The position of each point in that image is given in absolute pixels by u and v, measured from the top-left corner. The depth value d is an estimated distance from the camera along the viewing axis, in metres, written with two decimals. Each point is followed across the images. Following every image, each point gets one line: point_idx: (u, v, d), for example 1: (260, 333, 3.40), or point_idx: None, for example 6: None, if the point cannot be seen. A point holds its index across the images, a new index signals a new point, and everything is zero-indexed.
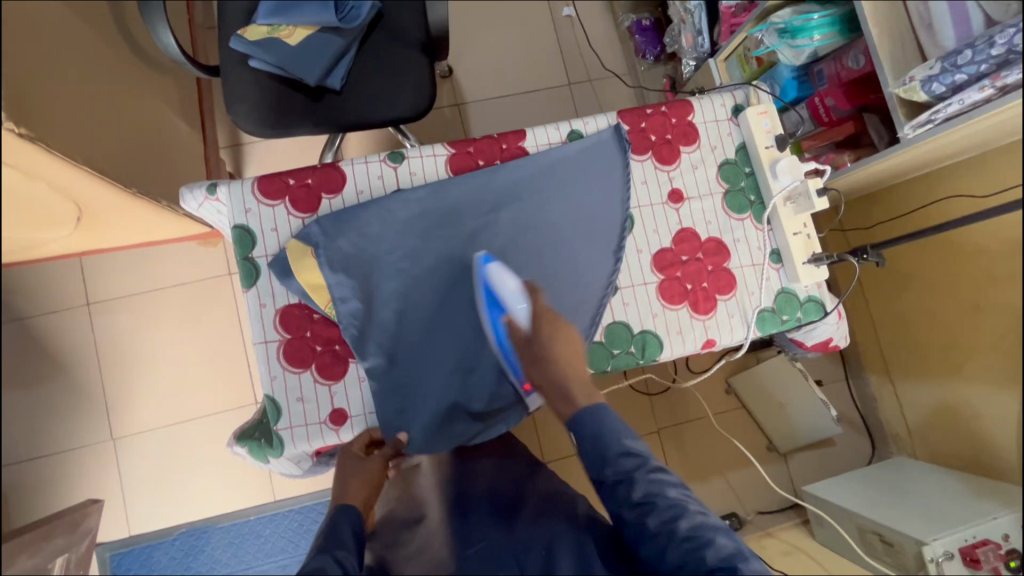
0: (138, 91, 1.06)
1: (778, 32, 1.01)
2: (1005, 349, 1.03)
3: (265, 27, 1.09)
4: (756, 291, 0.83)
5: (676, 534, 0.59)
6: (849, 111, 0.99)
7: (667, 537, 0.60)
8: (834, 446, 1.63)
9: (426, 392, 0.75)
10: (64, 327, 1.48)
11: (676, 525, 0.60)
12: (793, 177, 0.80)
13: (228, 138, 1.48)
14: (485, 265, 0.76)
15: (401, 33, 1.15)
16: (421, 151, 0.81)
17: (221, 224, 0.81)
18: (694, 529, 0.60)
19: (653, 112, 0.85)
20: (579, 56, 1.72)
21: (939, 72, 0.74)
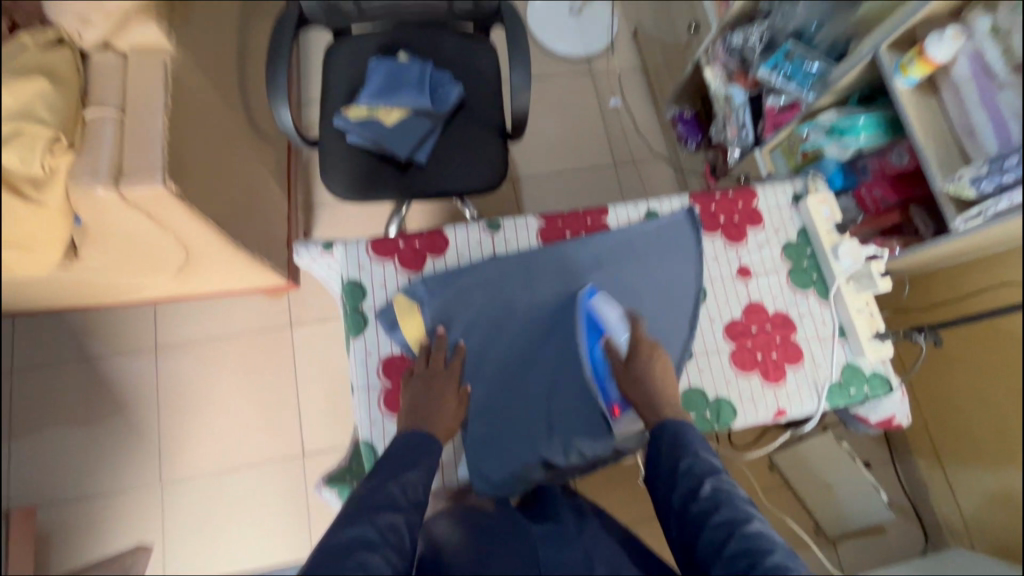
0: (251, 158, 1.19)
1: (824, 131, 1.13)
2: None
3: (366, 107, 1.22)
4: (823, 364, 0.88)
5: (755, 565, 0.57)
6: (895, 201, 1.09)
7: (745, 565, 0.58)
8: (886, 535, 1.57)
9: (511, 442, 0.79)
10: (130, 369, 1.54)
11: (758, 557, 0.58)
12: (855, 260, 0.87)
13: (304, 199, 1.61)
14: (590, 298, 0.82)
15: (480, 118, 1.29)
16: (515, 222, 0.90)
17: (330, 277, 0.89)
18: (778, 566, 0.56)
19: (722, 197, 0.94)
20: (624, 140, 1.88)
21: (986, 172, 0.82)
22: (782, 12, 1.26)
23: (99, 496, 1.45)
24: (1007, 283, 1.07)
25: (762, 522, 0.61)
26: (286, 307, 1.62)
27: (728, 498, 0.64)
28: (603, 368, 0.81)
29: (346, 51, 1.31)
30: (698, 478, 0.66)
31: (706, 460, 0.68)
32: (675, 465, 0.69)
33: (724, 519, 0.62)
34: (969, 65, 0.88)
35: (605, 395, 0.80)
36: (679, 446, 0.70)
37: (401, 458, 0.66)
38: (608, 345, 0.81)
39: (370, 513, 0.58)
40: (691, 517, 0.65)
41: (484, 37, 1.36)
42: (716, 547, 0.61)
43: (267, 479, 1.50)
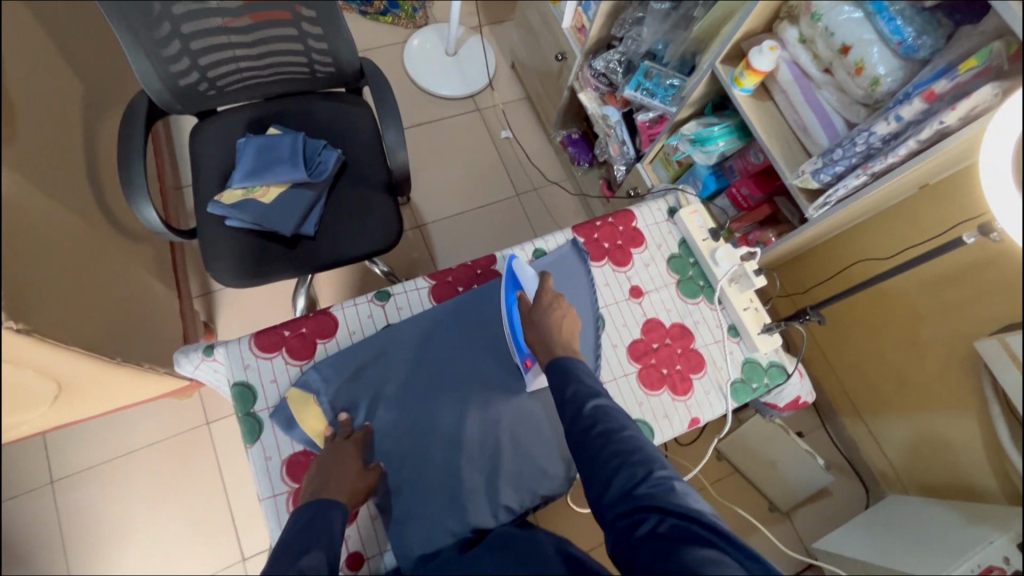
0: (120, 262, 1.11)
1: (689, 141, 1.21)
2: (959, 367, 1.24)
3: (241, 189, 1.17)
4: (724, 365, 0.92)
5: (628, 464, 0.60)
6: (764, 196, 1.17)
7: (619, 464, 0.60)
8: (830, 496, 1.65)
9: (427, 514, 0.76)
10: (26, 513, 1.37)
11: (629, 456, 0.60)
12: (732, 262, 0.93)
13: (199, 288, 1.53)
14: (512, 261, 0.84)
15: (365, 179, 1.28)
16: (404, 287, 0.88)
17: (218, 381, 0.84)
18: (647, 460, 0.60)
19: (603, 224, 0.98)
20: (521, 169, 1.92)
21: (822, 165, 0.89)
22: (633, 36, 1.33)
23: None
24: (872, 255, 1.18)
25: (637, 428, 0.64)
26: (198, 405, 1.50)
27: (607, 412, 0.64)
28: (518, 327, 0.80)
29: (213, 133, 1.26)
30: (580, 399, 0.66)
31: (589, 385, 0.68)
32: (562, 392, 0.68)
33: (603, 430, 0.63)
34: (789, 70, 0.96)
35: (518, 349, 0.80)
36: (566, 376, 0.69)
37: (293, 545, 0.61)
38: (523, 298, 0.80)
39: None
40: (572, 432, 0.64)
41: (356, 98, 1.35)
42: (592, 453, 0.62)
43: None
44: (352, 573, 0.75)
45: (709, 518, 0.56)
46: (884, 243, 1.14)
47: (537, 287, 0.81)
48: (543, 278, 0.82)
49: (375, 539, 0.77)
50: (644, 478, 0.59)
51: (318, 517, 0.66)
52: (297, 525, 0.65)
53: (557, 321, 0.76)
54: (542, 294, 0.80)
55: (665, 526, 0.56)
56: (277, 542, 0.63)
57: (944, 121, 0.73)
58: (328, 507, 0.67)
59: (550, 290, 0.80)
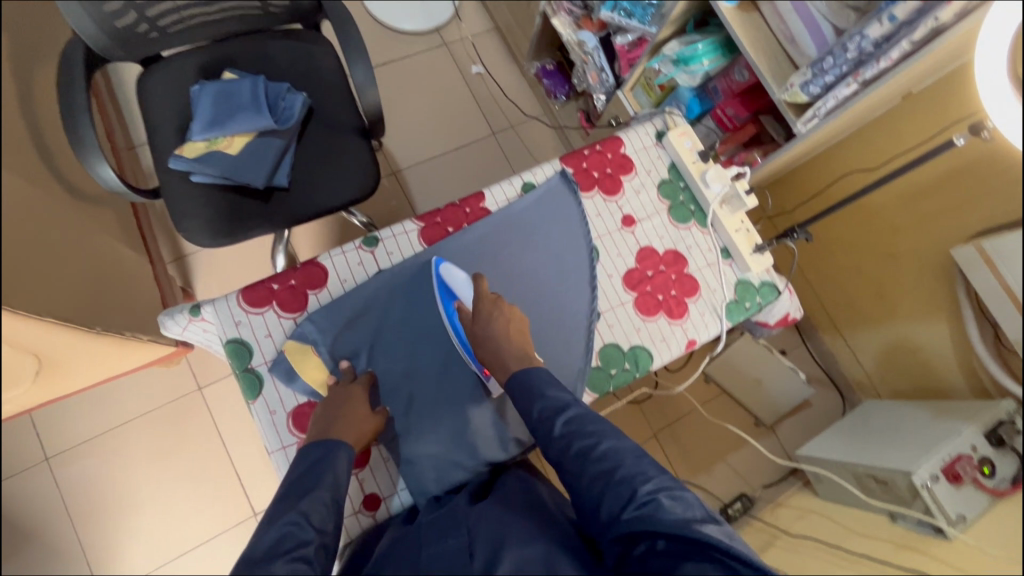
0: (83, 227, 1.04)
1: (672, 62, 1.16)
2: (931, 276, 1.29)
3: (203, 142, 1.10)
4: (718, 287, 0.93)
5: (612, 484, 0.60)
6: (748, 116, 1.14)
7: (603, 486, 0.60)
8: (811, 407, 1.74)
9: (436, 452, 0.77)
10: (26, 490, 1.36)
11: (611, 476, 0.60)
12: (723, 183, 0.92)
13: (171, 252, 1.47)
14: (439, 265, 0.80)
15: (336, 122, 1.20)
16: (392, 231, 0.85)
17: (210, 341, 0.81)
18: (628, 476, 0.60)
19: (591, 152, 0.95)
20: (496, 106, 1.84)
21: (811, 77, 0.86)
22: None
23: None
24: (856, 169, 1.19)
25: (613, 440, 0.63)
26: (187, 371, 1.47)
27: (580, 427, 0.64)
28: (464, 336, 0.78)
29: (161, 82, 1.16)
30: (550, 417, 0.66)
31: (555, 398, 0.67)
32: (529, 413, 0.67)
33: (579, 449, 0.63)
34: None
35: (472, 359, 0.77)
36: (529, 394, 0.68)
37: (298, 485, 0.64)
38: (462, 309, 0.78)
39: (261, 566, 0.55)
40: (550, 455, 0.65)
41: (316, 35, 1.25)
42: (574, 477, 0.62)
43: (224, 550, 1.40)
44: (372, 515, 0.77)
45: (699, 526, 0.55)
46: (868, 156, 1.15)
47: (473, 293, 0.77)
48: (476, 282, 0.78)
49: (390, 481, 0.78)
50: (629, 499, 0.58)
51: (322, 460, 0.67)
52: (303, 465, 0.67)
53: (506, 327, 0.74)
54: (479, 298, 0.76)
55: (661, 543, 0.56)
56: (283, 482, 0.66)
57: (939, 16, 0.71)
58: (336, 447, 0.68)
59: (487, 294, 0.76)
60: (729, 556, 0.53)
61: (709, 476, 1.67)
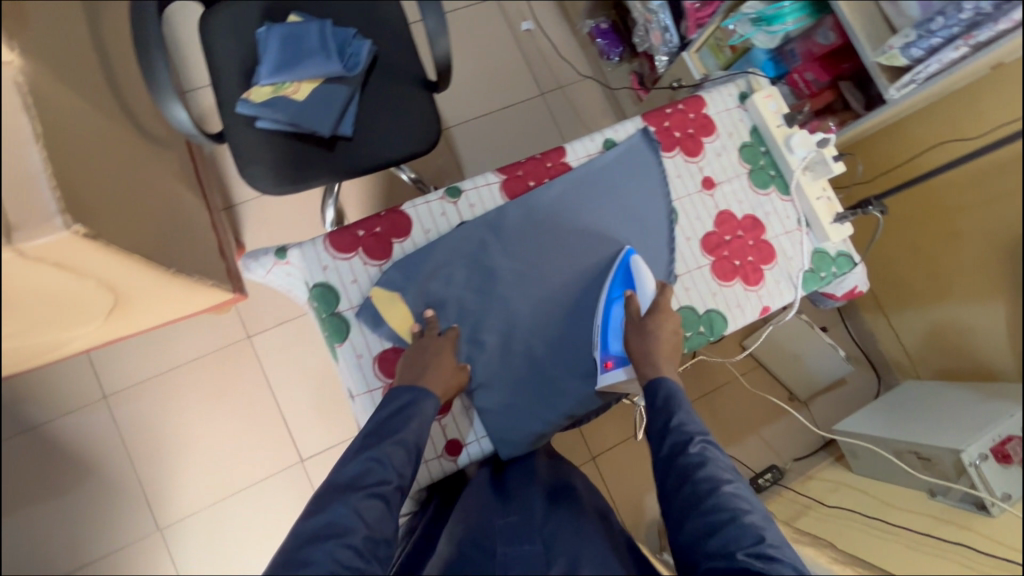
0: (152, 170, 1.04)
1: (752, 21, 1.10)
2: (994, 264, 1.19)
3: (269, 86, 1.08)
4: (795, 256, 0.92)
5: (736, 522, 0.58)
6: (827, 81, 1.10)
7: (726, 521, 0.59)
8: (847, 385, 1.75)
9: (519, 404, 0.79)
10: (85, 427, 1.41)
11: (737, 514, 0.59)
12: (807, 149, 0.89)
13: (222, 201, 1.47)
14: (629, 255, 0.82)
15: (398, 71, 1.18)
16: (475, 183, 0.85)
17: (292, 286, 0.82)
18: (756, 525, 0.58)
19: (673, 111, 0.93)
20: (545, 64, 1.79)
21: (915, 39, 0.83)
22: None
23: (95, 562, 1.36)
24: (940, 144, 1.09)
25: (744, 488, 0.62)
26: (236, 319, 1.50)
27: (713, 457, 0.65)
28: (613, 326, 0.81)
29: (225, 22, 1.13)
30: (688, 433, 0.67)
31: (697, 421, 0.68)
32: (665, 419, 0.69)
33: (709, 475, 0.63)
34: None
35: (606, 347, 0.79)
36: (670, 402, 0.70)
37: (385, 426, 0.67)
38: (630, 300, 0.80)
39: (343, 494, 0.59)
40: (674, 467, 0.65)
41: None
42: (695, 497, 0.62)
43: (272, 493, 1.45)
44: (454, 460, 0.79)
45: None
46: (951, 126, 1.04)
47: (653, 296, 0.79)
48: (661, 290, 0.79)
49: (470, 427, 0.80)
50: (752, 544, 0.56)
51: (408, 406, 0.69)
52: (391, 407, 0.69)
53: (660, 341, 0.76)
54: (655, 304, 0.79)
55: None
56: (372, 420, 0.69)
57: None
58: (423, 395, 0.70)
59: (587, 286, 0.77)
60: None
61: (741, 448, 1.69)
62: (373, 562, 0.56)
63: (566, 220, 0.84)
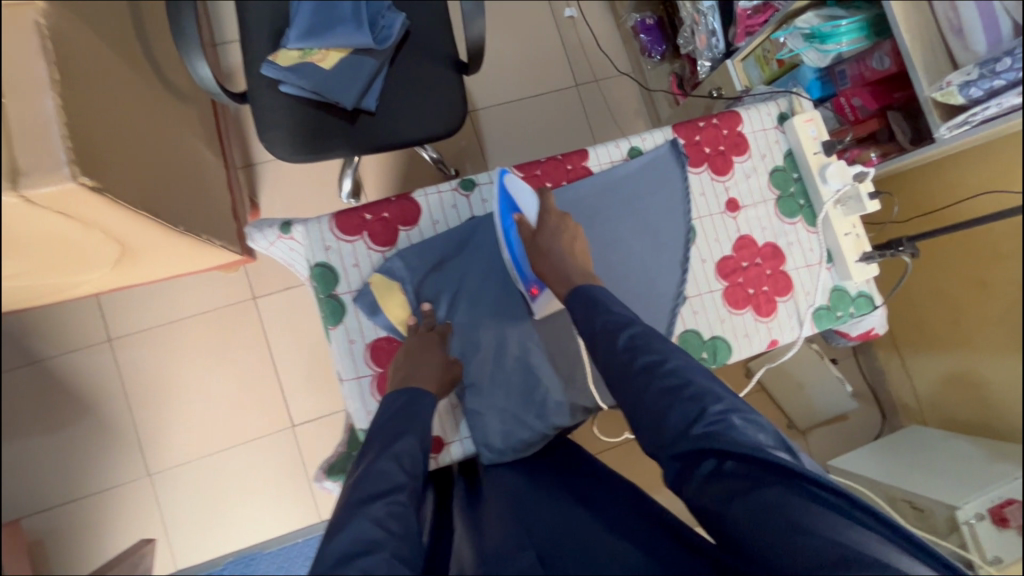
0: (171, 124, 1.03)
1: (804, 37, 1.04)
2: None
3: (297, 51, 1.06)
4: (812, 291, 0.88)
5: (677, 400, 0.57)
6: (875, 109, 1.04)
7: (670, 402, 0.57)
8: (851, 421, 1.70)
9: (501, 408, 0.78)
10: (88, 365, 1.44)
11: (680, 390, 0.57)
12: (843, 180, 0.85)
13: (242, 159, 1.47)
14: (504, 176, 0.77)
15: (430, 49, 1.14)
16: (490, 177, 0.82)
17: (294, 261, 0.81)
18: (697, 394, 0.57)
19: (706, 125, 0.88)
20: (584, 55, 1.74)
21: (976, 78, 0.78)
22: None
23: (86, 497, 1.40)
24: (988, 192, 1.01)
25: (681, 360, 0.61)
26: (244, 278, 1.50)
27: (645, 342, 0.63)
28: (519, 251, 0.76)
29: None
30: (614, 329, 0.65)
31: (621, 314, 0.66)
32: (592, 324, 0.67)
33: (645, 363, 0.61)
34: None
35: (523, 276, 0.77)
36: (592, 306, 0.68)
37: (389, 430, 0.62)
38: (523, 222, 0.76)
39: (360, 507, 0.52)
40: (612, 368, 0.63)
41: None
42: (638, 390, 0.60)
43: (261, 454, 1.47)
44: (435, 457, 0.79)
45: (772, 452, 0.52)
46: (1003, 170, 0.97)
47: (541, 209, 0.78)
48: (545, 198, 0.79)
49: (455, 426, 0.79)
50: (699, 416, 0.55)
51: (409, 406, 0.65)
52: (389, 412, 0.64)
53: None
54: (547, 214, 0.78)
55: (730, 466, 0.53)
56: (371, 430, 0.63)
57: None
58: (421, 393, 0.67)
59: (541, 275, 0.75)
60: (806, 480, 0.50)
61: None
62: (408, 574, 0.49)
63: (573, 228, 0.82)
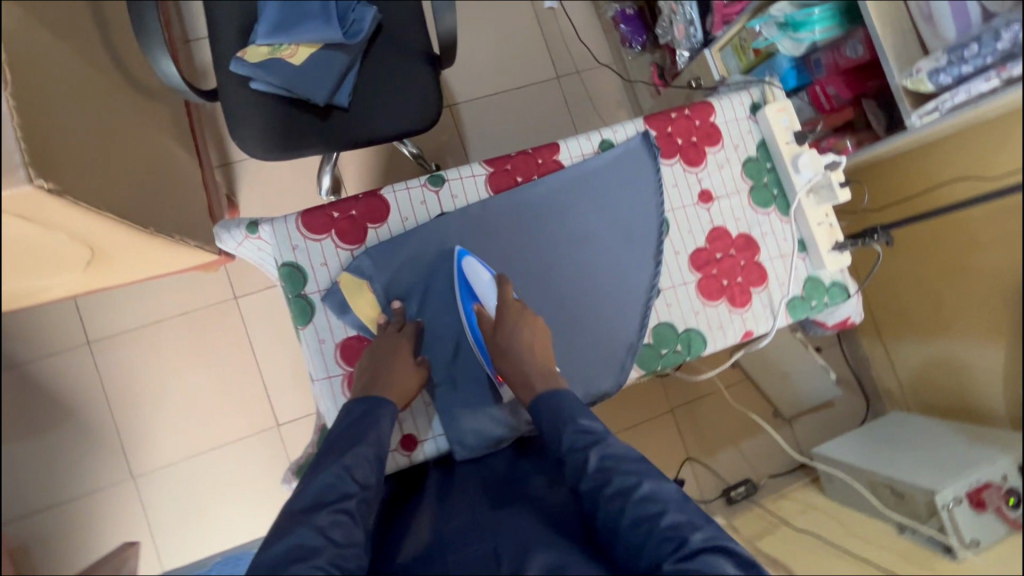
0: (138, 124, 1.01)
1: (778, 25, 1.03)
2: (997, 307, 1.13)
3: (266, 47, 1.05)
4: (786, 281, 0.88)
5: (655, 531, 0.55)
6: (849, 98, 1.05)
7: (646, 534, 0.56)
8: (835, 408, 1.72)
9: (472, 404, 0.78)
10: (68, 369, 1.42)
11: (655, 521, 0.56)
12: (815, 171, 0.84)
13: (218, 157, 1.45)
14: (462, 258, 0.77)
15: (403, 42, 1.13)
16: (460, 173, 0.82)
17: (262, 260, 0.81)
18: (674, 524, 0.55)
19: (678, 116, 0.88)
20: (564, 46, 1.72)
21: (945, 64, 0.78)
22: None
23: (69, 501, 1.39)
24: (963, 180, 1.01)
25: (653, 481, 0.59)
26: (225, 278, 1.49)
27: (615, 463, 0.61)
28: (480, 338, 0.76)
29: None
30: (582, 448, 0.63)
31: (588, 427, 0.64)
32: (559, 438, 0.65)
33: (618, 488, 0.59)
34: None
35: (486, 361, 0.76)
36: (557, 419, 0.66)
37: (345, 438, 0.64)
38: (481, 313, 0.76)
39: (304, 516, 0.55)
40: (584, 492, 0.61)
41: None
42: (613, 521, 0.58)
43: (246, 453, 1.46)
44: (407, 455, 0.78)
45: None
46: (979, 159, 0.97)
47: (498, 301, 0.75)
48: (501, 287, 0.75)
49: (428, 423, 0.79)
50: (677, 547, 0.54)
51: (363, 419, 0.67)
52: (347, 420, 0.67)
53: (534, 345, 0.73)
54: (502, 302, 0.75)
55: None
56: (327, 437, 0.66)
57: None
58: (379, 406, 0.68)
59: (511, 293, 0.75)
60: None
61: (718, 458, 1.68)
62: None
63: (545, 222, 0.81)
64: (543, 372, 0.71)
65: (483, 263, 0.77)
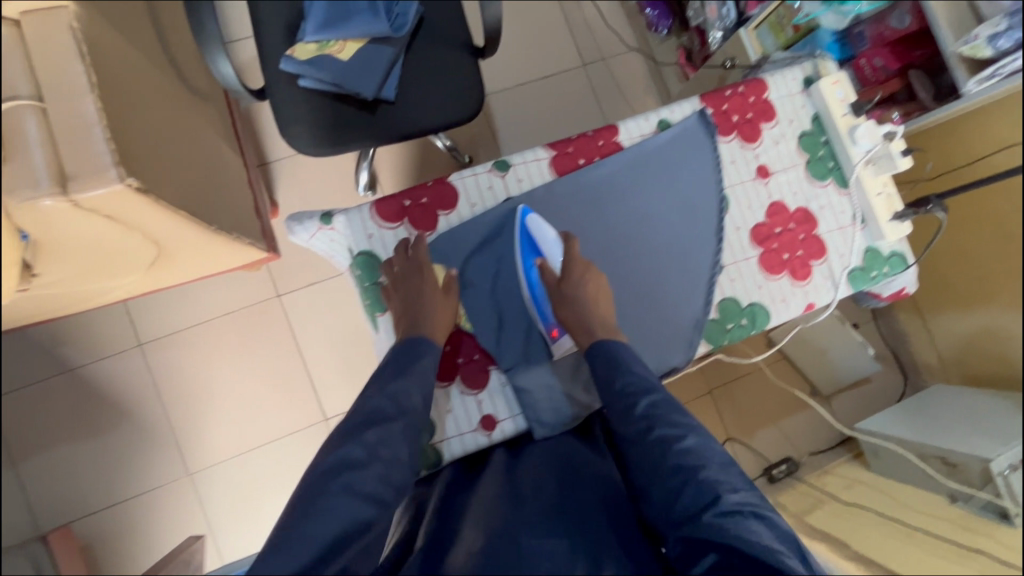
0: (194, 124, 1.03)
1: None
2: None
3: (314, 43, 1.07)
4: (846, 252, 0.89)
5: (692, 482, 0.57)
6: (896, 69, 1.04)
7: (682, 484, 0.58)
8: (873, 383, 1.73)
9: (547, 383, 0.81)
10: (121, 371, 1.46)
11: (694, 473, 0.58)
12: (873, 141, 0.84)
13: (257, 157, 1.47)
14: (526, 216, 0.80)
15: (445, 33, 1.14)
16: (524, 157, 0.84)
17: (334, 251, 0.85)
18: (712, 481, 0.57)
19: (733, 93, 0.89)
20: (589, 34, 1.72)
21: (1005, 29, 0.78)
22: None
23: (129, 499, 1.43)
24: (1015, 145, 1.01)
25: (698, 437, 0.61)
26: (268, 277, 1.51)
27: (662, 412, 0.64)
28: (539, 293, 0.80)
29: None
30: (632, 394, 0.66)
31: (641, 376, 0.67)
32: (610, 380, 0.69)
33: (660, 437, 0.61)
34: None
35: (543, 318, 0.80)
36: (614, 366, 0.69)
37: (399, 363, 0.70)
38: (544, 267, 0.79)
39: (356, 433, 0.61)
40: (627, 434, 0.64)
41: None
42: (654, 468, 0.60)
43: (297, 448, 1.49)
44: (487, 434, 0.81)
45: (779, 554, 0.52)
46: None
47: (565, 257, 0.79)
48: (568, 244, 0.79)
49: (507, 405, 0.82)
50: (711, 502, 0.56)
51: (408, 352, 0.71)
52: (393, 352, 0.72)
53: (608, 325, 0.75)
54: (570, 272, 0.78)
55: (735, 562, 0.53)
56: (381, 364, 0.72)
57: None
58: (420, 338, 0.73)
59: (580, 265, 0.78)
60: None
61: (758, 437, 1.69)
62: (391, 493, 0.59)
63: (611, 203, 0.83)
64: (606, 326, 0.74)
65: (546, 221, 0.81)
